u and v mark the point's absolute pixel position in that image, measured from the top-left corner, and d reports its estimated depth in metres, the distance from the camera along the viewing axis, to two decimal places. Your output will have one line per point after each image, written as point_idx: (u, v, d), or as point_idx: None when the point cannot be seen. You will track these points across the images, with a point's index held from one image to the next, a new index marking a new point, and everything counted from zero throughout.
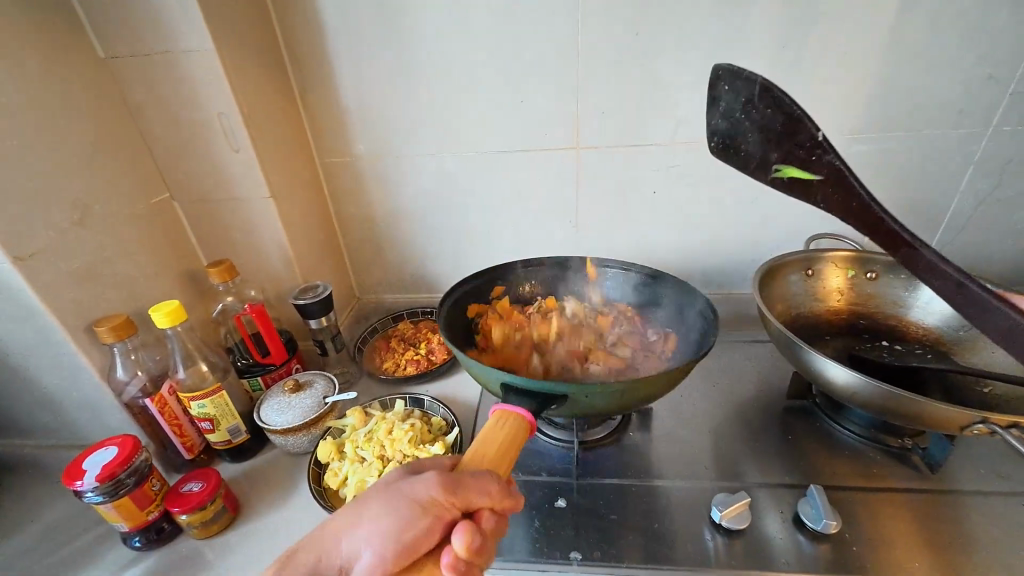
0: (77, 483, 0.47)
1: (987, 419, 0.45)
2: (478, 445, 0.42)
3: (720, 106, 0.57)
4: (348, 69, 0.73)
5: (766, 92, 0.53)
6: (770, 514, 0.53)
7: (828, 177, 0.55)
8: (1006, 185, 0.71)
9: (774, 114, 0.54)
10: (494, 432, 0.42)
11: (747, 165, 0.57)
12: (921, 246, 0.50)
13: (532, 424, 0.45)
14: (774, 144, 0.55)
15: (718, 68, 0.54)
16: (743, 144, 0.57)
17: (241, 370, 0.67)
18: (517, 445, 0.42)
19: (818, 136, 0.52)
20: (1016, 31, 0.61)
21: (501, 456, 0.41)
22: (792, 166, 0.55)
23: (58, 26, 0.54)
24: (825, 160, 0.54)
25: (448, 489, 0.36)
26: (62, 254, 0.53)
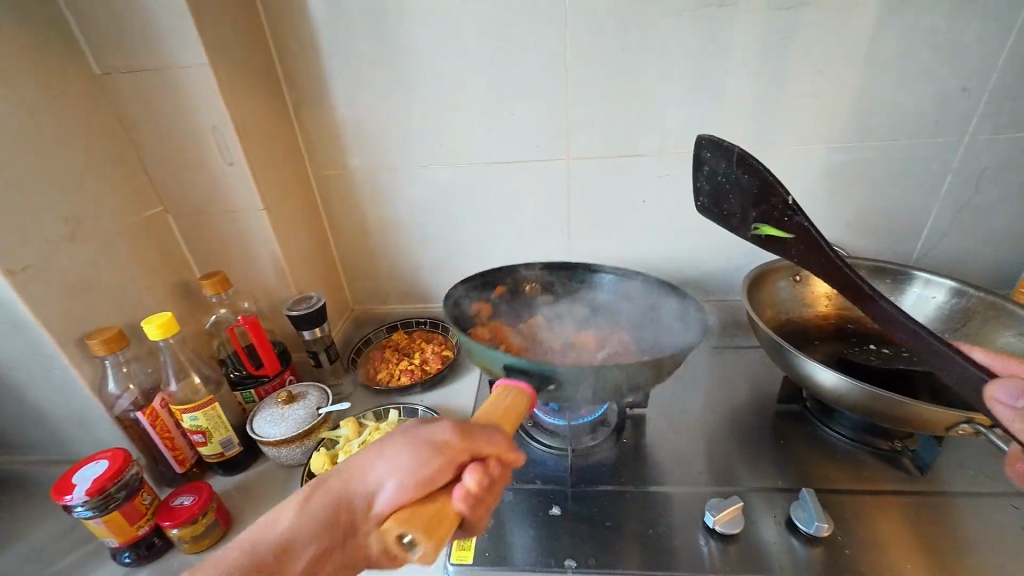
0: (66, 497, 0.47)
1: (971, 419, 0.46)
2: (484, 408, 0.45)
3: (704, 168, 0.60)
4: (342, 84, 0.74)
5: (742, 159, 0.55)
6: (763, 518, 0.53)
7: (800, 238, 0.54)
8: (984, 191, 0.73)
9: (751, 178, 0.56)
10: (500, 398, 0.46)
11: (728, 222, 0.60)
12: (879, 298, 0.50)
13: (532, 398, 0.49)
14: (751, 205, 0.57)
15: (700, 139, 0.57)
16: (726, 204, 0.59)
17: (234, 382, 0.66)
18: (519, 411, 0.46)
19: (790, 200, 0.53)
20: (987, 44, 0.63)
21: (505, 417, 0.44)
22: (768, 224, 0.56)
23: (52, 43, 0.55)
24: (796, 221, 0.54)
25: (462, 434, 0.40)
26: (54, 267, 0.53)
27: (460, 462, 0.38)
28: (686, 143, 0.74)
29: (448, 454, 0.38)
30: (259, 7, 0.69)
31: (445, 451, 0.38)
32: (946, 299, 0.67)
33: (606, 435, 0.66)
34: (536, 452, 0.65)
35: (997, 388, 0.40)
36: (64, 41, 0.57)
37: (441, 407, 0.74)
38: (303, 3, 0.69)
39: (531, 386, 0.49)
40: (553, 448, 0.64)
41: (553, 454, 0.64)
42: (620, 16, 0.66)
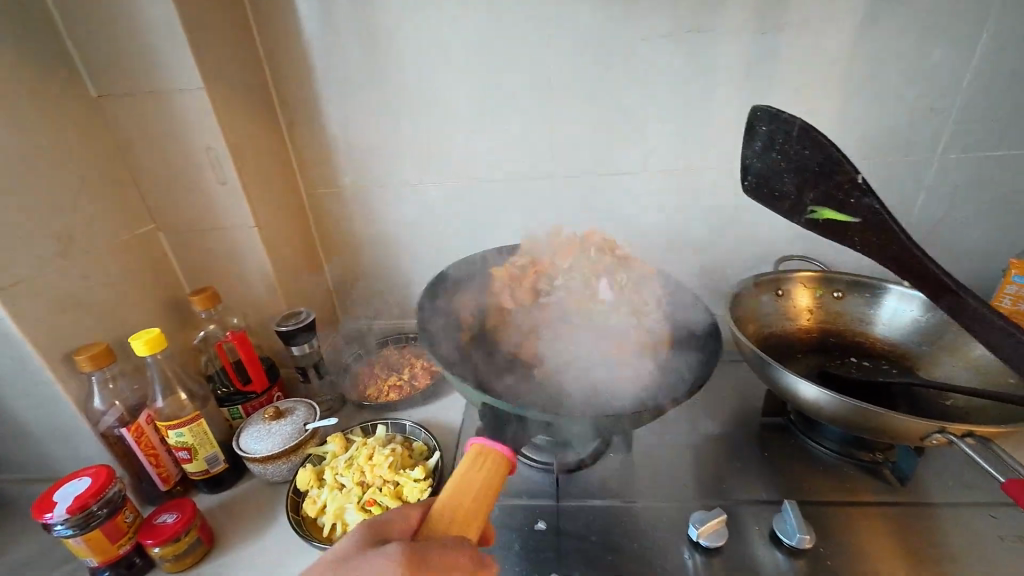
0: (47, 515, 0.46)
1: (944, 429, 0.47)
2: (445, 494, 0.42)
3: (756, 143, 0.61)
4: (334, 105, 0.76)
5: (805, 132, 0.56)
6: (748, 530, 0.54)
7: (865, 220, 0.57)
8: (957, 209, 0.76)
9: (811, 157, 0.57)
10: (472, 475, 0.43)
11: (781, 202, 0.61)
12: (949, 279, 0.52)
13: (511, 461, 0.46)
14: (810, 186, 0.59)
15: (758, 108, 0.58)
16: (779, 184, 0.61)
17: (221, 399, 0.66)
18: (494, 488, 0.43)
19: (856, 179, 0.55)
20: (950, 70, 0.67)
21: (476, 509, 0.41)
22: (827, 208, 0.58)
23: (53, 65, 0.57)
24: (864, 202, 0.56)
25: (412, 566, 0.35)
26: (45, 284, 0.54)
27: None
28: (669, 162, 0.77)
29: None
30: (254, 31, 0.71)
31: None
32: (921, 312, 0.68)
33: (593, 449, 0.66)
34: (523, 466, 0.65)
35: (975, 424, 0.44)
36: (62, 63, 0.58)
37: (429, 422, 0.74)
38: (298, 29, 0.71)
39: (507, 449, 0.46)
40: (540, 462, 0.64)
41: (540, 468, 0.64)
42: (604, 42, 0.69)
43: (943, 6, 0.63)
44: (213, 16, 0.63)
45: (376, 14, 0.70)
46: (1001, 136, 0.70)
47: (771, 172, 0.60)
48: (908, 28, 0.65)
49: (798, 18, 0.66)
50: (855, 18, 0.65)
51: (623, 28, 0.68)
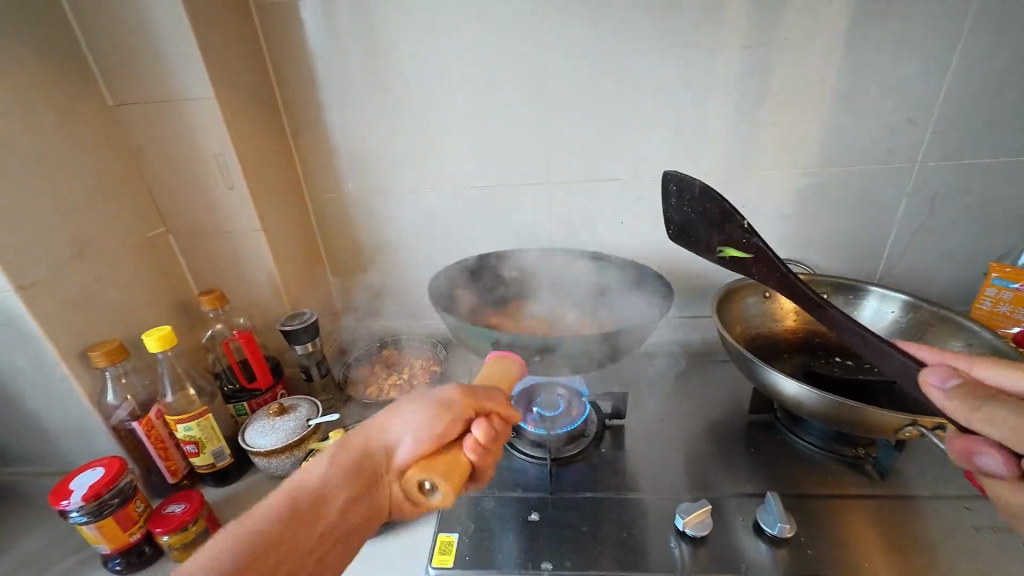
0: (62, 503, 0.49)
1: (916, 422, 0.49)
2: (483, 373, 0.51)
3: (672, 201, 0.65)
4: (338, 114, 0.79)
5: (703, 190, 0.60)
6: (732, 521, 0.56)
7: (758, 257, 0.56)
8: (939, 213, 0.78)
9: (712, 207, 0.60)
10: (496, 366, 0.52)
11: (696, 246, 0.63)
12: (826, 306, 0.50)
13: (523, 365, 0.54)
14: (716, 231, 0.60)
15: (666, 174, 0.62)
16: (694, 232, 0.63)
17: (227, 396, 0.69)
18: (516, 376, 0.52)
19: (744, 224, 0.56)
20: (928, 81, 0.70)
21: (504, 382, 0.50)
22: (731, 247, 0.59)
23: (71, 77, 0.60)
24: (752, 242, 0.56)
25: (466, 394, 0.45)
26: (61, 283, 0.56)
27: (467, 416, 0.43)
28: (660, 168, 0.79)
29: (455, 413, 0.43)
30: (261, 45, 0.75)
31: (451, 409, 0.43)
32: (901, 313, 0.72)
33: (586, 444, 0.68)
34: (518, 461, 0.67)
35: (929, 372, 0.39)
36: (80, 75, 0.62)
37: None
38: (304, 42, 0.75)
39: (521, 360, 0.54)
40: (533, 457, 0.67)
41: (534, 462, 0.66)
42: (596, 54, 0.72)
43: (918, 22, 0.66)
44: (222, 31, 0.66)
45: (378, 28, 0.73)
46: (979, 144, 0.73)
47: (688, 221, 0.64)
48: (886, 41, 0.68)
49: (780, 33, 0.69)
50: (835, 33, 0.68)
51: (613, 41, 0.71)
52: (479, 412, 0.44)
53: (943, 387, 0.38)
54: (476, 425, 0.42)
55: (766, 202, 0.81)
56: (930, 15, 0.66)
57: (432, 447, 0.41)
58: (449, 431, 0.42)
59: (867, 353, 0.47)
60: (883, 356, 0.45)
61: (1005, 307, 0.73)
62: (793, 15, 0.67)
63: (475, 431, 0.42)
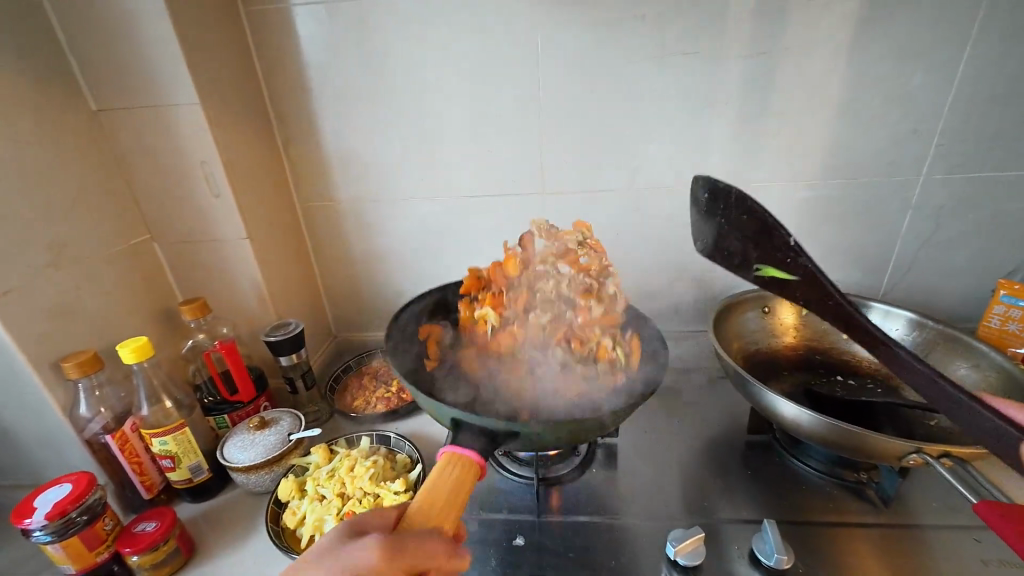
0: (26, 521, 0.47)
1: (920, 449, 0.47)
2: (423, 495, 0.41)
3: (701, 209, 0.61)
4: (329, 122, 0.78)
5: (741, 200, 0.56)
6: (728, 549, 0.53)
7: (804, 279, 0.54)
8: (944, 227, 0.76)
9: (750, 220, 0.56)
10: (444, 478, 0.42)
11: (727, 261, 0.58)
12: (895, 343, 0.48)
13: (483, 464, 0.45)
14: (753, 246, 0.57)
15: (697, 177, 0.58)
16: (724, 244, 0.58)
17: (208, 408, 0.67)
18: (466, 491, 0.42)
19: (791, 241, 0.53)
20: (932, 92, 0.68)
21: (449, 504, 0.40)
22: (771, 266, 0.56)
23: (54, 81, 0.59)
24: (799, 263, 0.54)
25: (389, 552, 0.35)
26: (37, 292, 0.55)
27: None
28: (655, 178, 0.78)
29: None
30: (253, 52, 0.74)
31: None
32: (906, 331, 0.69)
33: (576, 463, 0.66)
34: (506, 481, 0.64)
35: None
36: (64, 80, 0.61)
37: (415, 434, 0.74)
38: (296, 48, 0.73)
39: (479, 454, 0.45)
40: (521, 476, 0.64)
41: (522, 482, 0.64)
42: (591, 62, 0.71)
43: (923, 32, 0.64)
44: (211, 36, 0.65)
45: (372, 36, 0.72)
46: (987, 157, 0.70)
47: (718, 233, 0.58)
48: (889, 51, 0.66)
49: (781, 43, 0.67)
50: (835, 43, 0.66)
51: (610, 50, 0.70)
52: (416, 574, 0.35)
53: None
54: None
55: (767, 215, 0.79)
56: (935, 25, 0.64)
57: None
58: None
59: (936, 401, 0.46)
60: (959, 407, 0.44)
61: (1014, 326, 0.71)
62: (795, 25, 0.66)
63: None
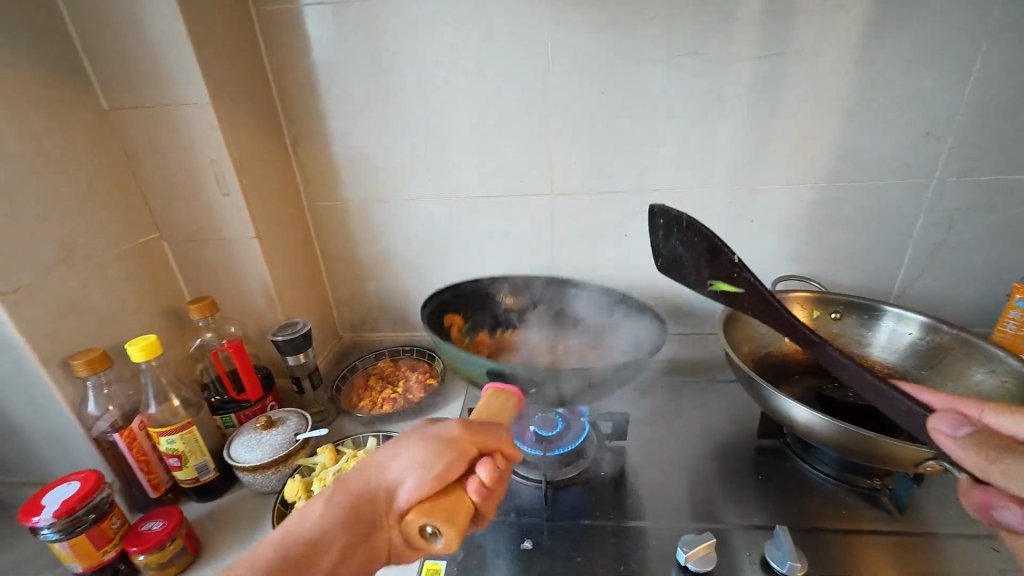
0: (33, 518, 0.47)
1: (938, 456, 0.46)
2: (479, 412, 0.49)
3: (660, 232, 0.66)
4: (338, 122, 0.78)
5: (689, 224, 0.60)
6: (738, 556, 0.52)
7: (749, 292, 0.57)
8: (958, 231, 0.75)
9: (700, 240, 0.60)
10: (492, 402, 0.50)
11: (686, 279, 0.64)
12: (824, 343, 0.52)
13: (520, 396, 0.53)
14: (704, 264, 0.61)
15: (653, 208, 0.65)
16: (682, 264, 0.64)
17: (215, 407, 0.67)
18: (510, 411, 0.50)
19: (734, 259, 0.56)
20: (946, 93, 0.67)
21: (500, 417, 0.48)
22: (721, 280, 0.60)
23: (66, 80, 0.60)
24: (744, 278, 0.57)
25: (468, 430, 0.43)
26: (47, 290, 0.55)
27: (470, 454, 0.41)
28: (664, 179, 0.77)
29: (460, 448, 0.41)
30: (263, 52, 0.74)
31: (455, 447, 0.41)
32: (920, 334, 0.68)
33: (584, 466, 0.65)
34: (513, 483, 0.64)
35: (938, 420, 0.43)
36: (75, 78, 0.61)
37: None
38: (306, 46, 0.74)
39: (517, 387, 0.54)
40: (529, 479, 0.64)
41: (529, 485, 0.63)
42: (600, 64, 0.71)
43: (938, 32, 0.64)
44: (221, 36, 0.65)
45: (381, 36, 0.72)
46: (1001, 160, 0.70)
47: (676, 255, 0.65)
48: (903, 52, 0.65)
49: (792, 44, 0.67)
50: (848, 44, 0.66)
51: (620, 50, 0.70)
52: (484, 452, 0.42)
53: (954, 434, 0.42)
54: (480, 466, 0.40)
55: (777, 217, 0.78)
56: (950, 26, 0.63)
57: (436, 489, 0.39)
58: (450, 471, 0.40)
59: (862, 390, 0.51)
60: (880, 395, 0.49)
61: None
62: (807, 25, 0.65)
63: (479, 472, 0.40)
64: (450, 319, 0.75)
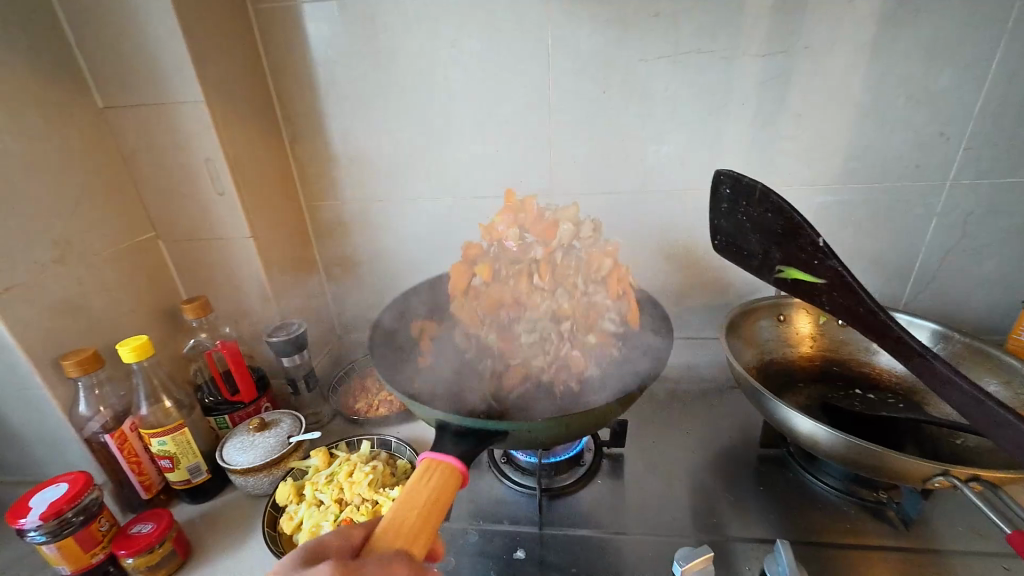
0: (20, 521, 0.46)
1: (948, 472, 0.44)
2: (395, 508, 0.37)
3: (722, 207, 0.61)
4: (337, 122, 0.77)
5: (765, 197, 0.56)
6: (738, 570, 0.51)
7: (833, 283, 0.55)
8: (971, 236, 0.73)
9: (774, 218, 0.57)
10: (418, 491, 0.38)
11: (749, 262, 0.60)
12: (931, 356, 0.49)
13: (465, 475, 0.42)
14: (777, 246, 0.58)
15: (720, 173, 0.58)
16: (746, 244, 0.60)
17: (208, 408, 0.66)
18: (443, 502, 0.39)
19: (819, 241, 0.54)
20: (962, 93, 0.65)
21: (422, 521, 0.37)
22: (795, 267, 0.57)
23: (61, 78, 0.59)
24: (828, 265, 0.55)
25: (348, 575, 0.32)
26: (39, 289, 0.55)
27: None
28: (667, 181, 0.75)
29: None
30: (261, 51, 0.74)
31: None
32: (930, 343, 0.66)
33: (580, 474, 0.64)
34: (507, 490, 0.63)
35: None
36: (71, 76, 0.60)
37: (417, 439, 0.73)
38: (304, 44, 0.73)
39: (463, 462, 0.43)
40: (524, 486, 0.63)
41: (524, 492, 0.62)
42: (601, 63, 0.69)
43: (952, 30, 0.62)
44: (219, 35, 0.65)
45: (380, 34, 0.71)
46: (1018, 162, 0.67)
47: (737, 232, 0.60)
48: (915, 51, 0.63)
49: (800, 42, 0.65)
50: (858, 42, 0.64)
51: (623, 48, 0.68)
52: None
53: None
54: None
55: None
56: (967, 23, 0.61)
57: None
58: None
59: (962, 407, 0.47)
60: (977, 406, 0.45)
61: None
62: (816, 22, 0.63)
63: None
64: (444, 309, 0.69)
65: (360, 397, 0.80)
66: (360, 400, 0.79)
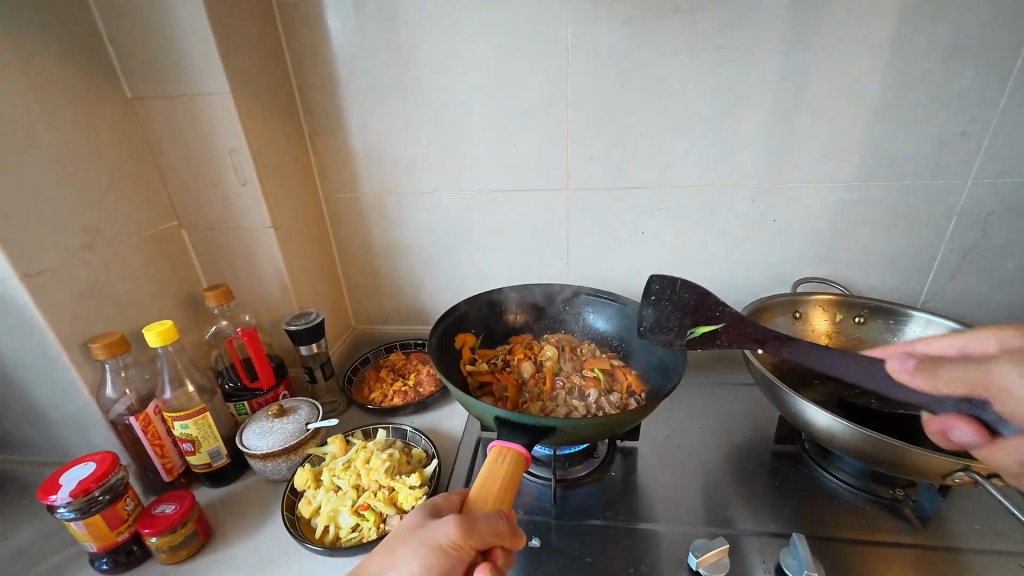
0: (51, 497, 0.47)
1: (968, 467, 0.44)
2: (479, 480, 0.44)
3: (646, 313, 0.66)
4: (356, 116, 0.78)
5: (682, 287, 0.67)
6: (753, 564, 0.51)
7: (728, 324, 0.61)
8: (991, 235, 0.72)
9: (687, 299, 0.65)
10: (495, 469, 0.44)
11: (668, 335, 0.61)
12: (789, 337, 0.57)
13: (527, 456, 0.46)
14: (686, 315, 0.63)
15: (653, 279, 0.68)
16: (665, 323, 0.63)
17: (228, 394, 0.68)
18: (515, 478, 0.45)
19: (713, 300, 0.64)
20: (986, 90, 0.64)
21: (503, 493, 0.43)
22: (699, 325, 0.61)
23: (91, 69, 0.60)
24: (722, 313, 0.62)
25: (465, 530, 0.39)
26: (68, 273, 0.56)
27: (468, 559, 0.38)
28: (684, 178, 0.76)
29: (455, 555, 0.38)
30: (283, 46, 0.75)
31: (453, 554, 0.38)
32: None
33: (595, 466, 0.64)
34: (522, 480, 0.63)
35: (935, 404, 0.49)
36: (101, 68, 0.62)
37: (431, 430, 0.73)
38: (325, 36, 0.74)
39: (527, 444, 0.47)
40: (539, 476, 0.63)
41: (539, 483, 0.62)
42: (622, 60, 0.69)
43: (974, 30, 0.61)
44: (245, 30, 0.66)
45: (400, 30, 0.72)
46: None
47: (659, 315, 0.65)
48: (937, 48, 0.63)
49: (822, 39, 0.64)
50: (880, 38, 0.63)
51: (642, 45, 0.68)
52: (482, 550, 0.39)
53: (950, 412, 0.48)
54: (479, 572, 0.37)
55: (801, 216, 0.75)
56: (989, 22, 0.61)
57: None
58: None
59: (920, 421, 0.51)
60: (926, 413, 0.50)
61: None
62: (836, 19, 0.63)
63: None
64: (465, 337, 0.71)
65: (374, 387, 0.81)
66: (374, 389, 0.80)
